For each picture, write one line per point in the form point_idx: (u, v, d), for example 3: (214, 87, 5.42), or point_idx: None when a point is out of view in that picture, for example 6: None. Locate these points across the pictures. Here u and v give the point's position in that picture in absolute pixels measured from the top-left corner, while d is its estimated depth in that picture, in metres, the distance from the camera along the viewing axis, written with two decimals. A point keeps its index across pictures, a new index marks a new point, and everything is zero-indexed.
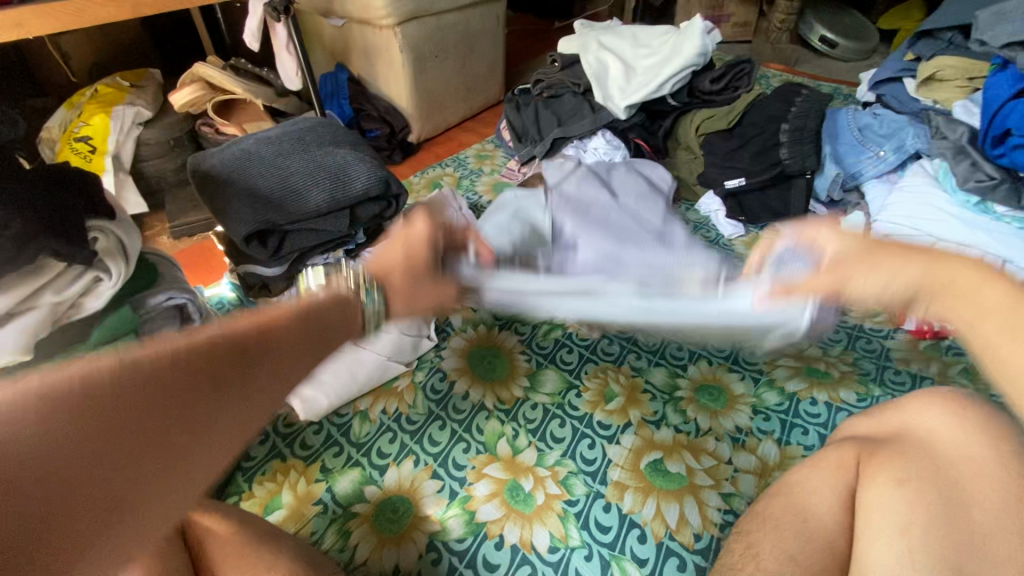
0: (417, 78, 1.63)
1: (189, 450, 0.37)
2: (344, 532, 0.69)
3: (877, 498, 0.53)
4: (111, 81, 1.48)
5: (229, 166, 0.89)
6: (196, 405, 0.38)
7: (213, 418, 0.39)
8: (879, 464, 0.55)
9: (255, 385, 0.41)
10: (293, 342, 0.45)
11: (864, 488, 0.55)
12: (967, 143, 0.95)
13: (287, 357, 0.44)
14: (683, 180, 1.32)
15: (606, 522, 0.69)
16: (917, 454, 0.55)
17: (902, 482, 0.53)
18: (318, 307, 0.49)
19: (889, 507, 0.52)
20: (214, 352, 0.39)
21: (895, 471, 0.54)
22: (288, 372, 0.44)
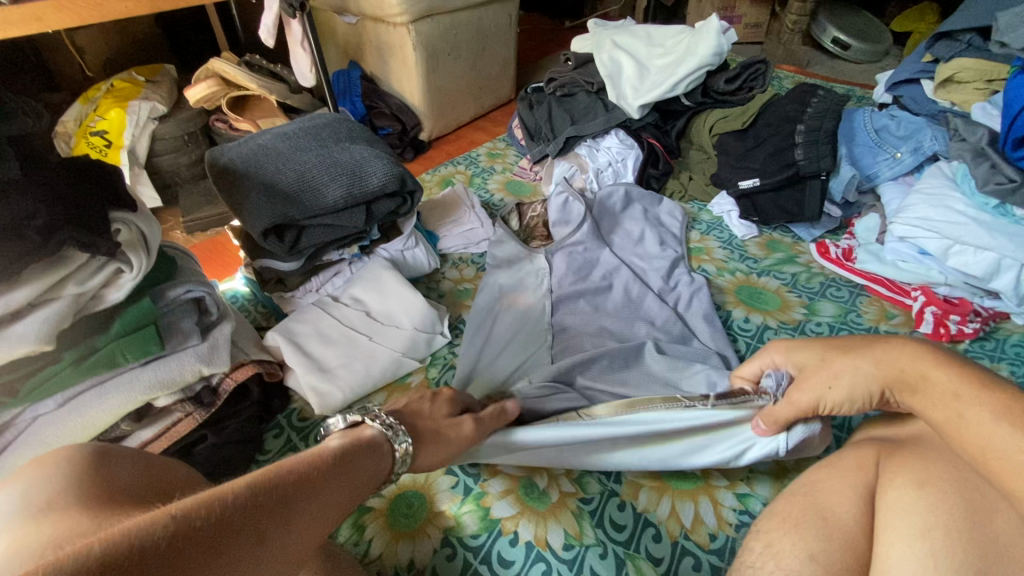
0: (430, 77, 1.63)
1: None
2: (359, 526, 0.69)
3: (897, 498, 0.53)
4: (126, 75, 1.49)
5: (246, 161, 0.89)
6: (248, 556, 0.39)
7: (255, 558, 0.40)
8: (899, 465, 0.55)
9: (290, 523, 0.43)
10: (324, 488, 0.48)
11: (884, 489, 0.55)
12: (987, 145, 0.95)
13: (317, 499, 0.46)
14: (695, 180, 1.32)
15: (621, 521, 0.69)
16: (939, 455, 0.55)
17: (923, 484, 0.53)
18: (347, 458, 0.52)
19: (910, 508, 0.52)
20: (256, 501, 0.42)
21: (916, 473, 0.54)
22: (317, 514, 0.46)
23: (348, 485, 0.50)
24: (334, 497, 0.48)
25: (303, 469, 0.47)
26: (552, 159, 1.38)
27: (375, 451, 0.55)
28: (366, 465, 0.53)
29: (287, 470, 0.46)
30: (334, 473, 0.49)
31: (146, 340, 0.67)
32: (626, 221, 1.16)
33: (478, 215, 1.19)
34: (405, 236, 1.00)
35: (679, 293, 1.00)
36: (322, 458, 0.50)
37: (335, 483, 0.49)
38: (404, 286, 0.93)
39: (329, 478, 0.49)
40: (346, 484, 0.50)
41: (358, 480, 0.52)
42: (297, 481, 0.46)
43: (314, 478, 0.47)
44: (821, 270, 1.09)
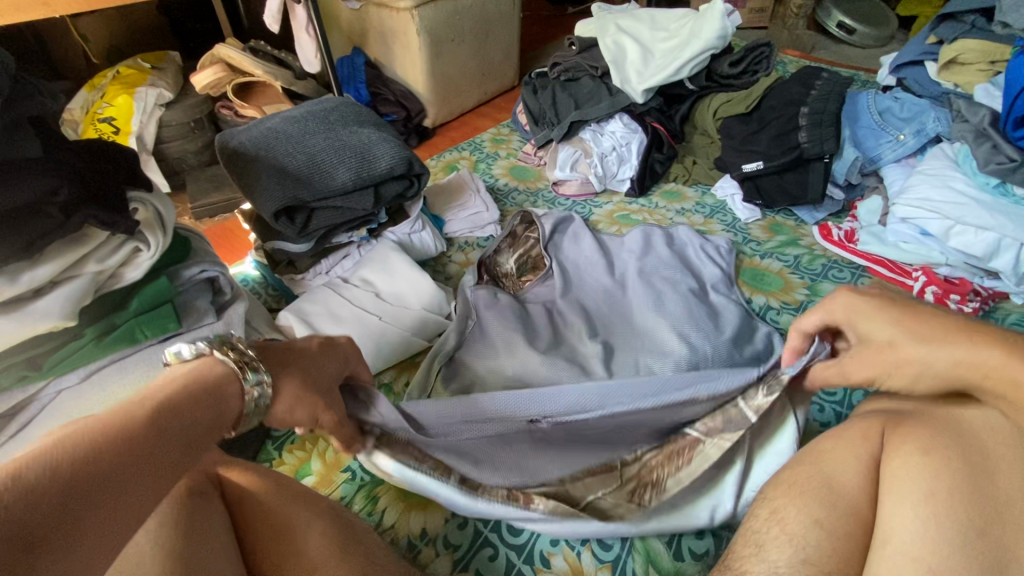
0: (434, 63, 1.64)
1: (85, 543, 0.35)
2: (372, 497, 0.71)
3: (902, 467, 0.53)
4: (132, 63, 1.51)
5: (256, 146, 0.89)
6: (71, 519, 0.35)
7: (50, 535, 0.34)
8: (905, 435, 0.55)
9: (113, 483, 0.37)
10: (168, 440, 0.42)
11: (888, 459, 0.54)
12: (987, 126, 0.96)
13: (157, 456, 0.40)
14: (699, 164, 1.34)
15: None
16: (947, 425, 0.55)
17: (928, 451, 0.53)
18: (179, 396, 0.45)
19: (913, 474, 0.52)
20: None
21: (922, 440, 0.54)
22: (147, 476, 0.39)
23: (144, 470, 0.39)
24: (171, 462, 0.42)
25: (41, 493, 0.34)
26: (556, 144, 1.38)
27: (192, 408, 0.45)
28: (205, 413, 0.46)
29: (13, 491, 0.33)
30: (161, 429, 0.42)
31: (164, 318, 0.69)
32: (628, 207, 1.27)
33: (483, 199, 1.21)
34: (413, 220, 1.01)
35: (683, 240, 1.07)
36: (86, 468, 0.36)
37: (162, 457, 0.41)
38: (414, 270, 0.94)
39: (113, 484, 0.37)
40: (126, 491, 0.38)
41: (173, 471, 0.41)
42: (46, 504, 0.34)
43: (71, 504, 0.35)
44: (824, 252, 1.10)
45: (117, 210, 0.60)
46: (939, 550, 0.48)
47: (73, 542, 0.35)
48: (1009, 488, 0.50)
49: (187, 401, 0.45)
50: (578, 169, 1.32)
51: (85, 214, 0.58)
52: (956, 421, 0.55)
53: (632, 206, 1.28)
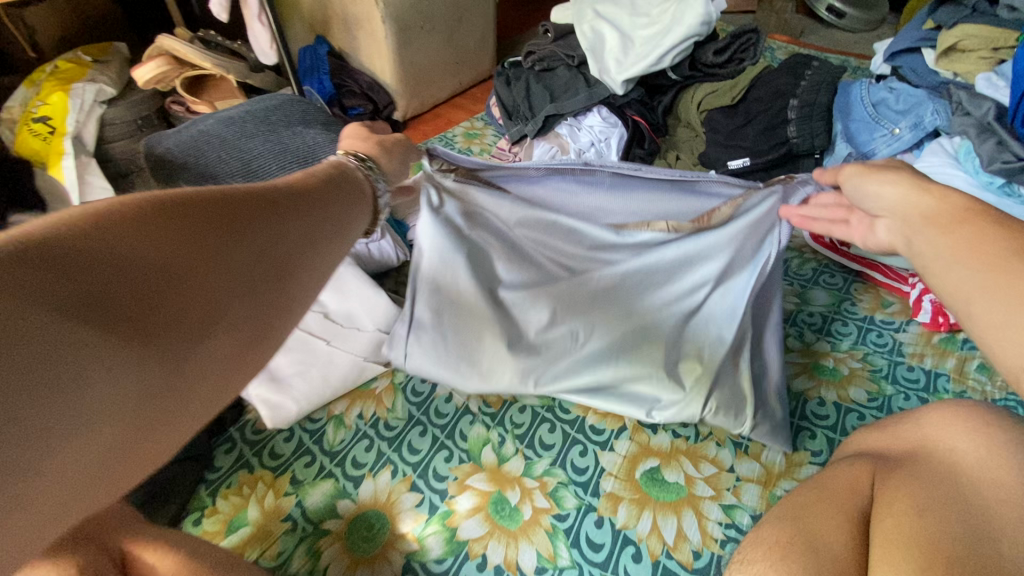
0: (402, 52, 1.53)
1: (275, 249, 0.41)
2: (314, 552, 0.63)
3: (892, 528, 0.48)
4: (72, 56, 1.39)
5: (183, 153, 0.79)
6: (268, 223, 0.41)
7: (252, 233, 0.40)
8: (895, 490, 0.51)
9: (287, 213, 0.43)
10: (326, 196, 0.48)
11: (879, 516, 0.50)
12: (993, 120, 0.88)
13: (317, 202, 0.47)
14: (682, 159, 1.24)
15: (598, 540, 0.64)
16: (941, 479, 0.50)
17: (922, 512, 0.48)
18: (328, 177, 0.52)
19: (907, 537, 0.46)
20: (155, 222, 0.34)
21: (915, 501, 0.49)
22: (314, 214, 0.46)
23: (323, 227, 0.46)
24: (330, 213, 0.48)
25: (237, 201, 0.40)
26: (531, 140, 1.29)
27: (342, 185, 0.52)
28: (352, 189, 0.53)
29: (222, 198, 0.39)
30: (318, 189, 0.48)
31: None
32: None
33: None
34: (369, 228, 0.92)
35: None
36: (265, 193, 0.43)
37: (320, 205, 0.47)
38: (365, 284, 0.83)
39: (289, 213, 0.44)
40: (314, 237, 0.45)
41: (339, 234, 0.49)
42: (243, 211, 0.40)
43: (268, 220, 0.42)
44: (814, 255, 1.03)
45: None
46: None
47: (288, 263, 0.42)
48: None
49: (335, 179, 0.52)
50: None
51: None
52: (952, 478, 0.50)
53: None
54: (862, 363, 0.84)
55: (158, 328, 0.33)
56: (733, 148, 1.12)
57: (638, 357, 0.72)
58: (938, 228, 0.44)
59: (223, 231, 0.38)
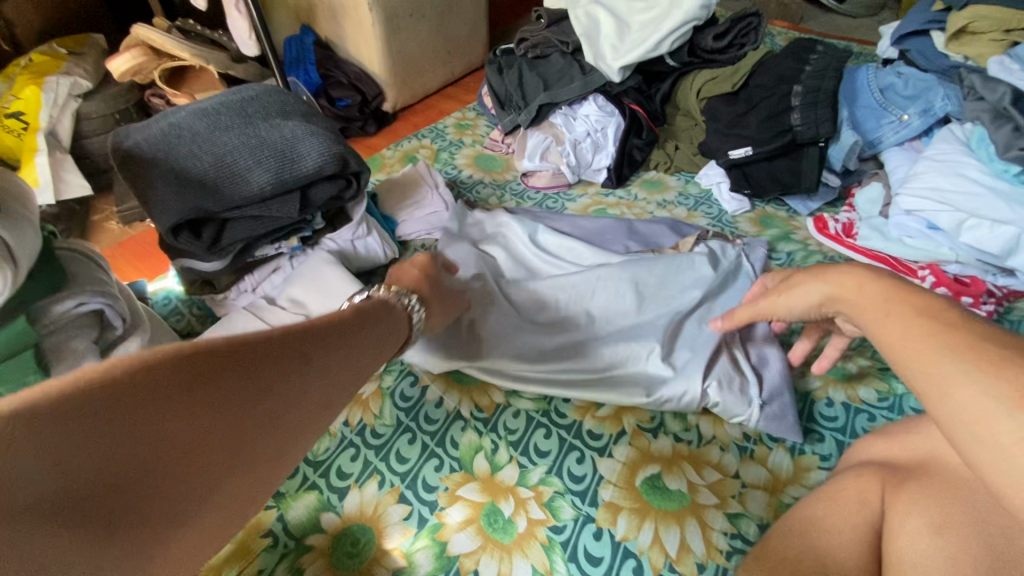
0: (390, 41, 1.48)
1: (298, 399, 0.42)
2: (295, 570, 0.60)
3: (909, 547, 0.43)
4: (45, 47, 1.34)
5: (154, 146, 0.74)
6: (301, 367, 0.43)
7: (283, 383, 0.41)
8: (909, 506, 0.45)
9: (318, 357, 0.45)
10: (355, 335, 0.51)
11: (890, 533, 0.45)
12: (1008, 105, 0.84)
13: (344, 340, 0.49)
14: (681, 149, 1.21)
15: (597, 553, 0.60)
16: (953, 487, 0.45)
17: (940, 526, 0.42)
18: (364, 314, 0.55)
19: (926, 559, 0.42)
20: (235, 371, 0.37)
21: (930, 511, 0.44)
22: (340, 355, 0.48)
23: (354, 370, 0.49)
24: (355, 355, 0.50)
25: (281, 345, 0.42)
26: (524, 130, 1.24)
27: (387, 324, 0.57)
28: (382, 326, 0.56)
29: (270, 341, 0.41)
30: (349, 327, 0.51)
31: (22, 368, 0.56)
32: (605, 200, 1.15)
33: (442, 196, 1.06)
34: (354, 224, 0.87)
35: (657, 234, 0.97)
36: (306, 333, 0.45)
37: (347, 345, 0.49)
38: (350, 285, 0.79)
39: (319, 356, 0.45)
40: (337, 382, 0.47)
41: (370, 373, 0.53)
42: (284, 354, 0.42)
43: (302, 364, 0.43)
44: (819, 248, 0.99)
45: None
46: None
47: (311, 411, 0.44)
48: None
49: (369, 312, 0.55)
50: (549, 158, 1.19)
51: None
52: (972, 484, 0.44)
53: (608, 198, 1.16)
54: (871, 360, 0.80)
55: (175, 486, 0.33)
56: (735, 136, 1.08)
57: (646, 334, 0.76)
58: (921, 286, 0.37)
59: (262, 381, 0.39)
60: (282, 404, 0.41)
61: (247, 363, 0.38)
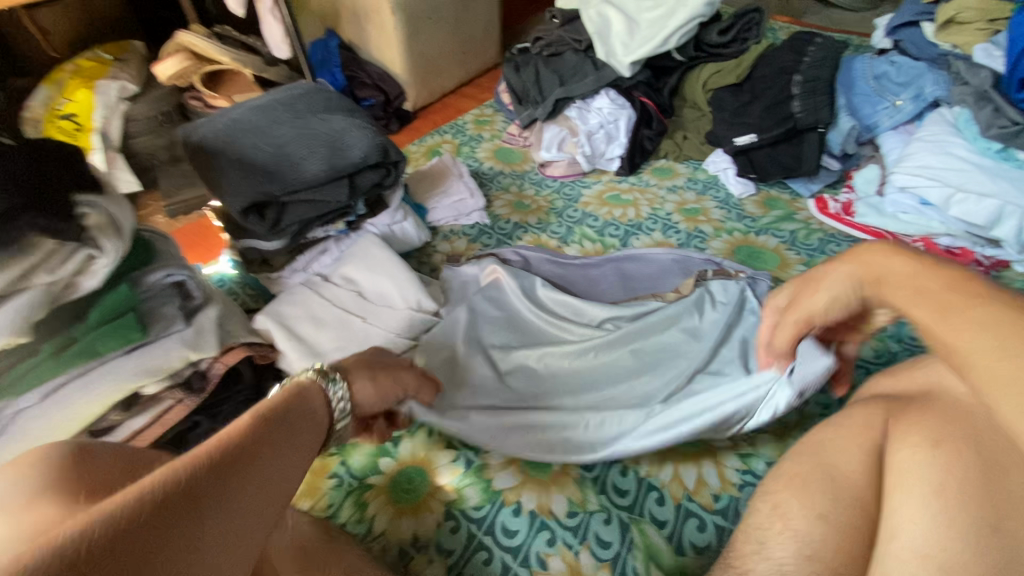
0: (411, 42, 1.57)
1: (234, 538, 0.35)
2: (361, 504, 0.68)
3: (908, 459, 0.50)
4: (92, 55, 1.43)
5: (220, 139, 0.84)
6: (230, 495, 0.36)
7: (216, 524, 0.34)
8: (911, 425, 0.52)
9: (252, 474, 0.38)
10: (287, 433, 0.44)
11: (895, 448, 0.51)
12: (989, 88, 0.91)
13: (278, 441, 0.42)
14: (690, 138, 1.29)
15: (624, 486, 0.69)
16: (951, 411, 0.51)
17: (938, 442, 0.49)
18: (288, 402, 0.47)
19: (921, 467, 0.49)
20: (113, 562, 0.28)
21: (929, 431, 0.50)
22: (276, 462, 0.41)
23: (290, 478, 0.42)
24: (292, 456, 0.43)
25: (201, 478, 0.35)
26: (541, 124, 1.32)
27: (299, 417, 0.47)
28: (314, 412, 0.49)
29: (186, 483, 0.34)
30: (278, 426, 0.44)
31: (126, 328, 0.65)
32: (618, 187, 1.23)
33: (467, 184, 1.16)
34: (393, 210, 0.96)
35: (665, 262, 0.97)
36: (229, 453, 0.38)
37: (283, 447, 0.43)
38: (396, 264, 0.88)
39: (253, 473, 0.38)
40: (275, 498, 0.40)
41: (291, 490, 0.42)
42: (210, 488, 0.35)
43: (234, 491, 0.36)
44: (820, 226, 1.07)
45: (62, 217, 0.56)
46: (948, 546, 0.45)
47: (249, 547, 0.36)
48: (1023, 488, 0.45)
49: (298, 401, 0.48)
50: (565, 149, 1.28)
51: (24, 222, 0.53)
52: (968, 409, 0.51)
53: (621, 184, 1.24)
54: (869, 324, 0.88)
55: None
56: (740, 124, 1.16)
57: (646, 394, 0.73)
58: None
59: (181, 535, 0.32)
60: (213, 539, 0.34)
61: (160, 525, 0.31)
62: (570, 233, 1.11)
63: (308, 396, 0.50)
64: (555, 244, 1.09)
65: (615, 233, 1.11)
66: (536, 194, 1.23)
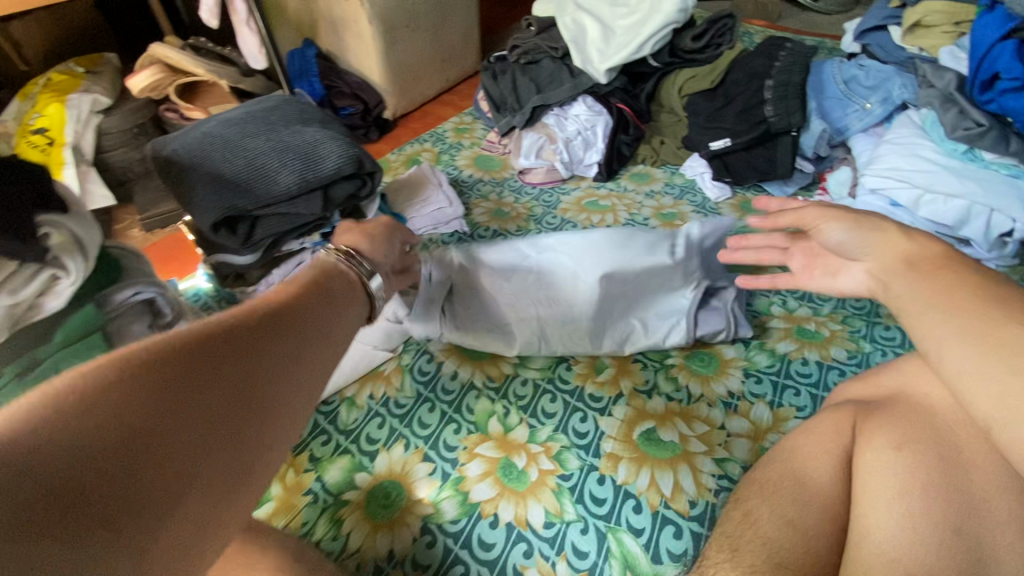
0: (390, 51, 1.57)
1: (270, 373, 0.40)
2: (336, 520, 0.67)
3: (874, 461, 0.50)
4: (64, 68, 1.41)
5: (190, 152, 0.83)
6: (260, 339, 0.40)
7: (251, 359, 0.39)
8: (875, 428, 0.52)
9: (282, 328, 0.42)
10: (320, 302, 0.48)
11: (861, 451, 0.52)
12: (954, 91, 0.93)
13: (310, 306, 0.46)
14: (667, 144, 1.30)
15: (601, 495, 0.69)
16: (914, 416, 0.52)
17: (901, 445, 0.50)
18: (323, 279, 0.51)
19: (886, 469, 0.49)
20: (156, 369, 0.33)
21: (893, 434, 0.51)
22: (308, 324, 0.45)
23: (324, 334, 0.46)
24: (325, 318, 0.47)
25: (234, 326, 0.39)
26: (519, 131, 1.32)
27: (327, 286, 0.51)
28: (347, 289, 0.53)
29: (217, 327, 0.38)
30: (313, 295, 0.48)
31: (93, 348, 0.65)
32: (597, 193, 1.23)
33: (446, 194, 1.17)
34: (369, 222, 0.96)
35: None
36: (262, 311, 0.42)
37: (314, 308, 0.47)
38: None
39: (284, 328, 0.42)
40: (309, 349, 0.44)
41: (326, 345, 0.46)
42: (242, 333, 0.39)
43: (268, 337, 0.41)
44: None
45: (25, 238, 0.55)
46: (911, 548, 0.45)
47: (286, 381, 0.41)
48: (982, 485, 0.48)
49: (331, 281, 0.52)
50: (543, 156, 1.28)
51: None
52: (929, 413, 0.52)
53: (600, 190, 1.24)
54: (842, 325, 0.89)
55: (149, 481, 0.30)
56: (716, 129, 1.17)
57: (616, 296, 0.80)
58: None
59: (215, 363, 0.36)
60: (249, 370, 0.38)
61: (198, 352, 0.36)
62: None
63: (335, 270, 0.54)
64: None
65: None
66: (515, 201, 1.23)
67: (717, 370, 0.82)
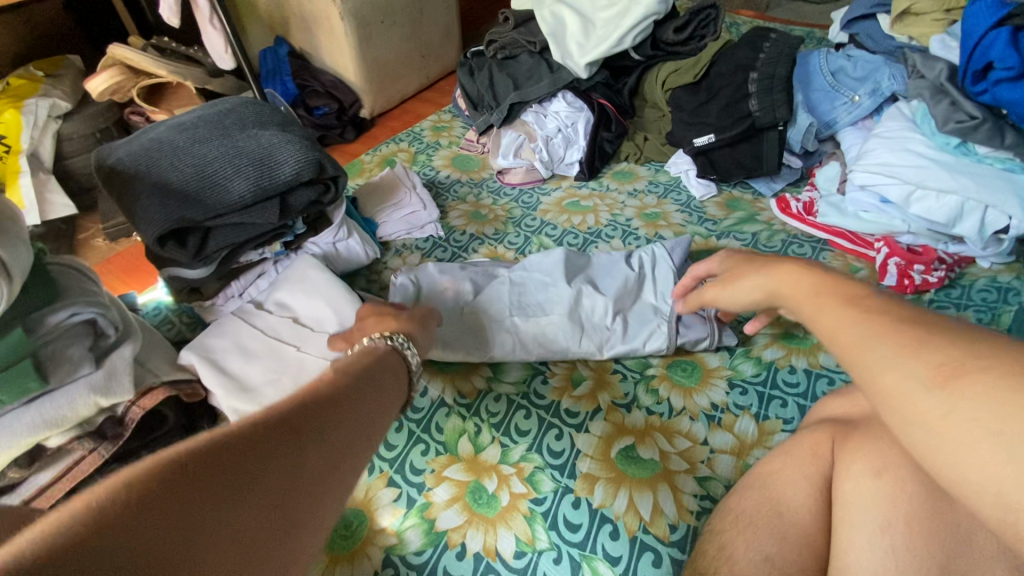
0: (364, 47, 1.51)
1: (304, 477, 0.38)
2: None
3: (855, 491, 0.46)
4: (23, 71, 1.35)
5: (137, 160, 0.78)
6: (301, 439, 0.39)
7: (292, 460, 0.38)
8: (858, 452, 0.48)
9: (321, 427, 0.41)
10: (359, 393, 0.48)
11: (840, 480, 0.48)
12: (945, 81, 0.90)
13: (350, 399, 0.46)
14: (650, 140, 1.25)
15: (575, 520, 0.64)
16: None
17: (881, 471, 0.46)
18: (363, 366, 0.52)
19: (870, 500, 0.45)
20: (199, 475, 0.32)
21: (875, 459, 0.47)
22: (347, 420, 0.44)
23: (360, 429, 0.45)
24: (363, 411, 0.47)
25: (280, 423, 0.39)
26: (497, 129, 1.27)
27: (379, 380, 0.52)
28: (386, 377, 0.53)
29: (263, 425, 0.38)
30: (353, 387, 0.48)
31: (22, 377, 0.58)
32: (578, 193, 1.19)
33: (419, 196, 1.11)
34: (336, 227, 0.90)
35: None
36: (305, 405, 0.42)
37: (353, 402, 0.46)
38: (334, 286, 0.83)
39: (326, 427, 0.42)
40: (346, 447, 0.43)
41: (360, 446, 0.45)
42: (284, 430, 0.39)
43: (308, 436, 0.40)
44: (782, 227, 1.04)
45: None
46: None
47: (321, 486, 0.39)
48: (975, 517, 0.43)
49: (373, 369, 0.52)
50: (522, 154, 1.23)
51: None
52: None
53: (581, 190, 1.20)
54: None
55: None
56: (699, 125, 1.12)
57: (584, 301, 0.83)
58: (874, 289, 0.39)
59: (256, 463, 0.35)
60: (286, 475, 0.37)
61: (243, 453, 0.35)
62: (527, 243, 1.07)
63: (383, 356, 0.56)
64: (511, 255, 1.05)
65: (574, 241, 1.07)
66: (494, 202, 1.19)
67: (700, 381, 0.78)
